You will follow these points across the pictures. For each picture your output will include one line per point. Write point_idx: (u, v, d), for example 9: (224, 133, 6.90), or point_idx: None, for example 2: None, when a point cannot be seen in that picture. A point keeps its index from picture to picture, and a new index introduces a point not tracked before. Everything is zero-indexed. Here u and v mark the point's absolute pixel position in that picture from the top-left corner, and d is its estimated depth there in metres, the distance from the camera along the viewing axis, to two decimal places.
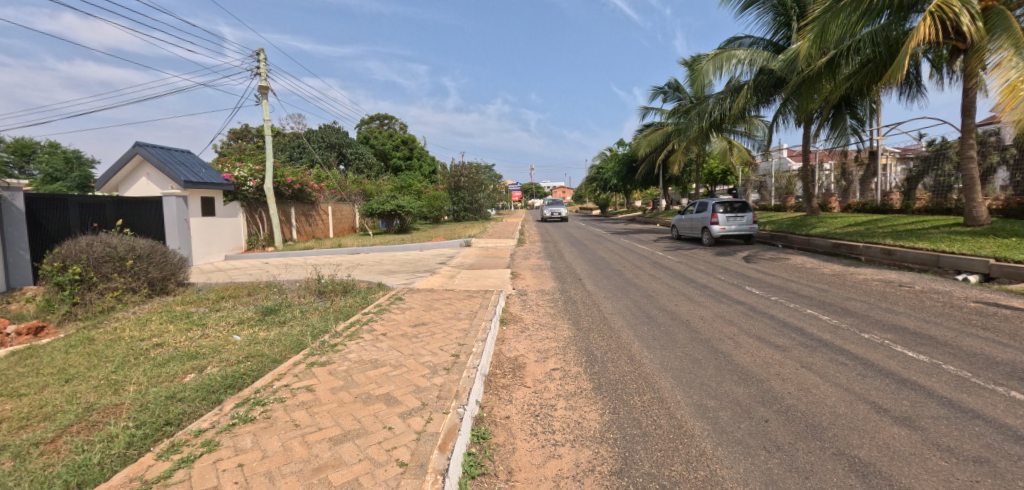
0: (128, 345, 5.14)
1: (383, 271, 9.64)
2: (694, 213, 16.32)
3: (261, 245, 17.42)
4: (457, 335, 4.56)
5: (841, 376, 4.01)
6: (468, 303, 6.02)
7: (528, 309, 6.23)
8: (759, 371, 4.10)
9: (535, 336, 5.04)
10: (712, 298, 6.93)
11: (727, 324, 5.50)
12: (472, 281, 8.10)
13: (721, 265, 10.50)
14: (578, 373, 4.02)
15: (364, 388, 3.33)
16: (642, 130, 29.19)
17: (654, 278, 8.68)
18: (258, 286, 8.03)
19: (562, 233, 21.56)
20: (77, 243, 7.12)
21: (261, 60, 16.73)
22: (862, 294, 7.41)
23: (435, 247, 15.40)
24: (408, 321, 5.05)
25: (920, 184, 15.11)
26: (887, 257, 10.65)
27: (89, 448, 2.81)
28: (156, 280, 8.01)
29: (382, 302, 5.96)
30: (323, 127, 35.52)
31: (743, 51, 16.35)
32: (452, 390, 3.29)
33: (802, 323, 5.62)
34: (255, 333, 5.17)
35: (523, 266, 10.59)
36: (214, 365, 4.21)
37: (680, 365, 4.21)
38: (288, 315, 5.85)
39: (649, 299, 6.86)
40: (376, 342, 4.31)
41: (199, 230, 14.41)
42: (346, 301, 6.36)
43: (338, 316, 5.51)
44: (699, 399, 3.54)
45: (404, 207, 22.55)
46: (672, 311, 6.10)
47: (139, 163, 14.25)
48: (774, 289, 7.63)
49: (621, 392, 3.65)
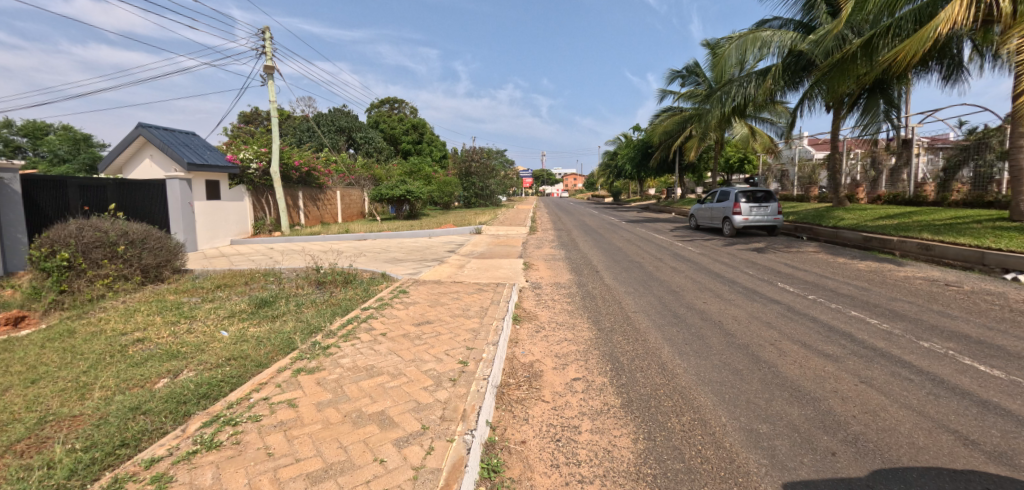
0: (108, 341, 4.75)
1: (389, 260, 9.17)
2: (715, 202, 15.53)
3: (268, 229, 16.91)
4: (465, 336, 4.03)
5: (910, 395, 3.44)
6: (478, 297, 5.50)
7: (543, 305, 5.70)
8: (812, 386, 3.53)
9: (552, 338, 4.51)
10: (743, 295, 6.30)
11: (765, 328, 4.89)
12: (481, 272, 7.58)
13: (747, 258, 9.84)
14: (605, 385, 3.49)
15: (356, 404, 2.84)
16: (658, 115, 28.25)
17: (676, 272, 8.07)
18: (257, 274, 7.60)
19: (575, 221, 21.01)
20: (67, 227, 6.75)
21: (268, 40, 16.31)
22: (907, 294, 6.69)
23: (444, 234, 14.86)
24: (411, 318, 4.53)
25: (956, 176, 14.12)
26: (924, 252, 9.92)
27: (24, 477, 2.37)
28: (151, 267, 7.59)
29: (384, 295, 5.47)
30: (332, 111, 35.05)
31: (771, 34, 15.47)
32: (458, 409, 2.78)
33: (852, 329, 4.97)
34: (246, 329, 4.73)
35: (535, 255, 10.04)
36: (192, 368, 3.75)
37: (719, 377, 3.67)
38: (282, 308, 5.40)
39: (674, 295, 6.28)
40: (373, 345, 3.80)
41: (203, 214, 14.06)
42: (347, 292, 5.89)
43: (335, 311, 5.04)
44: (747, 422, 3.01)
45: (413, 193, 21.80)
46: (701, 311, 5.51)
47: (142, 144, 13.89)
48: (810, 287, 6.98)
49: (656, 411, 3.12)
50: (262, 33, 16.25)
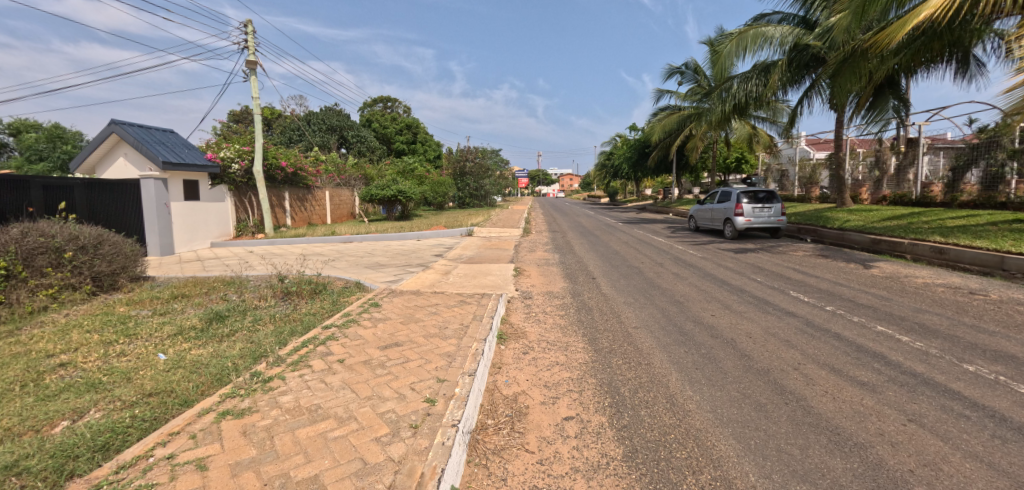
0: (26, 365, 4.09)
1: (369, 266, 8.53)
2: (716, 202, 14.92)
3: (251, 231, 16.20)
4: (437, 364, 3.39)
5: (972, 440, 2.85)
6: (459, 311, 4.84)
7: (532, 320, 5.07)
8: (852, 428, 2.94)
9: (541, 362, 3.89)
10: (755, 307, 5.69)
11: (785, 348, 4.30)
12: (467, 280, 6.96)
13: (752, 263, 9.23)
14: (602, 428, 2.88)
15: (284, 466, 2.21)
16: (656, 114, 27.72)
17: (679, 279, 7.47)
18: (220, 283, 6.94)
19: (570, 222, 20.41)
20: (7, 231, 6.05)
21: (249, 34, 15.65)
22: (933, 304, 6.08)
23: (434, 237, 14.21)
24: (377, 339, 3.88)
25: (967, 175, 13.50)
26: (939, 257, 9.39)
27: None
28: (104, 274, 6.92)
29: (352, 309, 4.84)
30: (324, 109, 34.26)
31: (772, 29, 14.95)
32: (415, 474, 2.15)
33: (882, 349, 4.38)
34: (186, 352, 4.11)
35: (528, 260, 9.42)
36: (103, 407, 3.12)
37: (740, 416, 3.05)
38: (235, 325, 4.74)
39: (679, 307, 5.67)
40: (325, 376, 3.16)
41: (181, 215, 13.34)
42: (312, 305, 5.26)
43: (294, 329, 4.38)
44: (782, 482, 2.40)
45: (405, 193, 21.08)
46: (710, 326, 4.90)
47: (115, 141, 13.18)
48: (826, 296, 6.38)
49: (666, 467, 2.50)
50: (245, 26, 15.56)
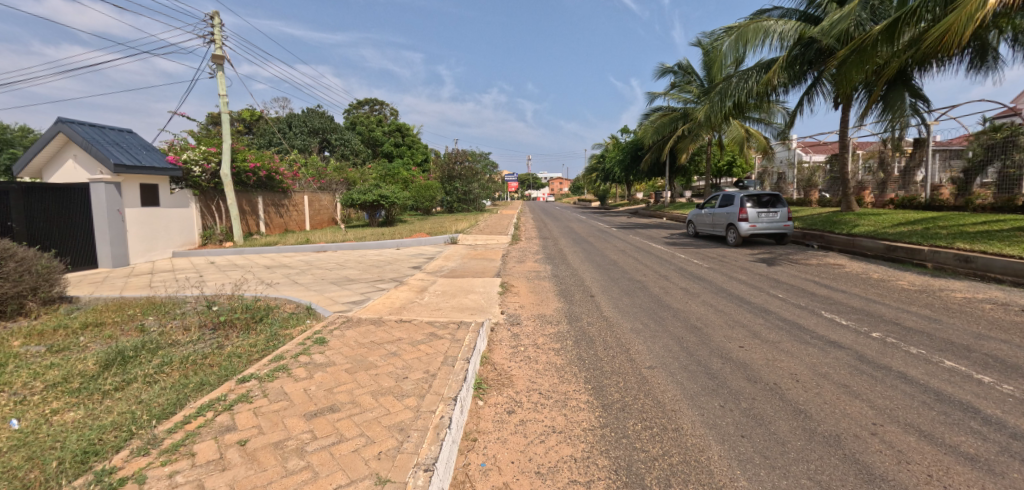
0: None
1: (335, 282, 7.43)
2: (716, 206, 14.00)
3: (218, 240, 14.95)
4: (383, 446, 2.35)
5: None
6: (425, 352, 3.75)
7: (520, 359, 4.01)
8: None
9: (530, 430, 2.84)
10: (790, 335, 4.71)
11: (847, 399, 3.31)
12: (445, 300, 5.94)
13: (767, 275, 8.31)
14: None
15: None
16: (648, 117, 27.01)
17: (689, 296, 6.49)
18: (149, 306, 5.80)
19: (563, 228, 19.43)
20: None
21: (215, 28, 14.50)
22: (992, 328, 5.15)
23: (415, 245, 13.16)
24: (308, 400, 2.83)
25: (981, 176, 12.69)
26: (964, 265, 8.57)
27: None
28: (7, 297, 5.73)
29: (289, 349, 3.74)
30: (307, 111, 32.95)
31: (773, 23, 14.14)
32: None
33: (967, 396, 3.40)
34: (48, 418, 3.00)
35: (516, 273, 8.40)
36: None
37: None
38: (136, 372, 3.63)
39: (698, 336, 4.67)
40: (207, 478, 2.10)
41: (138, 222, 12.12)
42: (243, 341, 4.16)
43: (204, 380, 3.29)
44: None
45: (388, 198, 19.93)
46: (744, 365, 3.90)
47: (64, 142, 11.93)
48: (863, 318, 5.44)
49: None
50: (210, 18, 14.40)
